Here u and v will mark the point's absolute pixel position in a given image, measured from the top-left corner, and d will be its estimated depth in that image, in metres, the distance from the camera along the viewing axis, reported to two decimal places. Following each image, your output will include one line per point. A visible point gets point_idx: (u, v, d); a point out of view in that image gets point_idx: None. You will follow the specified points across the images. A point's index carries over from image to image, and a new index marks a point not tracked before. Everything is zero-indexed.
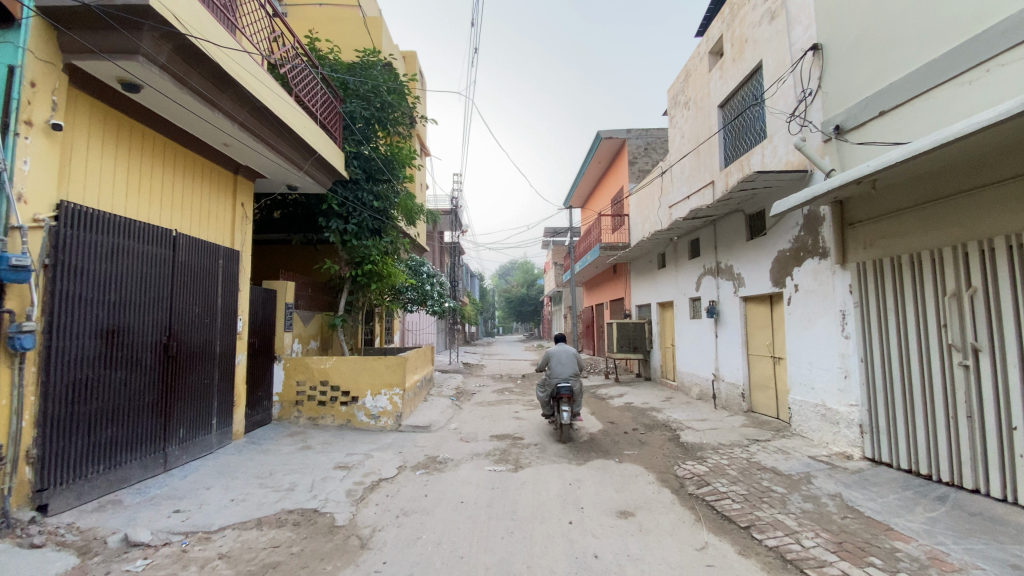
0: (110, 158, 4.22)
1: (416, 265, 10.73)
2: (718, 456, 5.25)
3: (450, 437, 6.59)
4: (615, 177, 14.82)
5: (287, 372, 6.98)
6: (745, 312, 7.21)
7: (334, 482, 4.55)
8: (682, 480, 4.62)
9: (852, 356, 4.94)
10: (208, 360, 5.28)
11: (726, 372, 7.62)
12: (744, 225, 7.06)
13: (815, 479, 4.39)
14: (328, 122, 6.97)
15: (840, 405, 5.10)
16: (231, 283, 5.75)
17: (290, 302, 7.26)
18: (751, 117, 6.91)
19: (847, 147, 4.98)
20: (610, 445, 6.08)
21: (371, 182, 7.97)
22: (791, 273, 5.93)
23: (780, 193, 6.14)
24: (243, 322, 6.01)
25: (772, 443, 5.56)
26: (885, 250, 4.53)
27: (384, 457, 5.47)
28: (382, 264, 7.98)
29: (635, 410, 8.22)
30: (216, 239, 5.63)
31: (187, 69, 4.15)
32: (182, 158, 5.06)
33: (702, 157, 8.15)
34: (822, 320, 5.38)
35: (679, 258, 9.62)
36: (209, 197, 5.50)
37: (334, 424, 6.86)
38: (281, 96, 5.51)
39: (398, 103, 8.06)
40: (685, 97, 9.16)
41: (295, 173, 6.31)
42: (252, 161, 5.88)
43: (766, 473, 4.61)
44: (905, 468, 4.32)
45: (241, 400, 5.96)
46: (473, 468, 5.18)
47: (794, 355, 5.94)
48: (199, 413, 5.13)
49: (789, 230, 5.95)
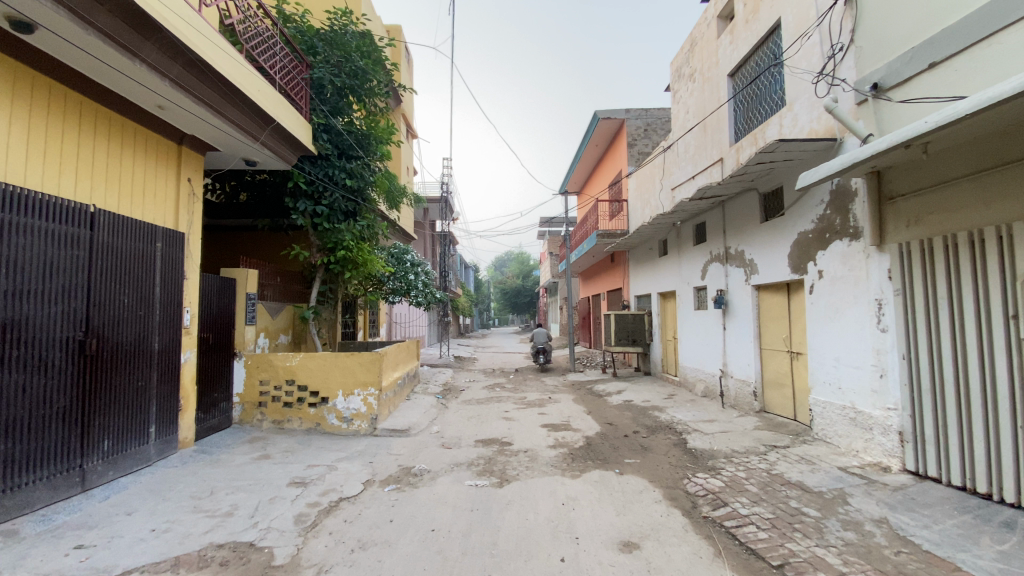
0: (1, 116, 3.44)
1: (399, 253, 9.79)
2: (733, 466, 4.57)
3: (430, 443, 5.88)
4: (613, 161, 14.07)
5: (249, 370, 6.27)
6: (757, 303, 6.52)
7: (283, 505, 3.83)
8: (694, 498, 3.93)
9: (890, 353, 4.25)
10: (143, 359, 4.55)
11: (735, 367, 6.96)
12: (758, 205, 6.34)
13: (851, 499, 3.70)
14: (291, 88, 6.16)
15: (874, 409, 4.42)
16: (174, 270, 5.01)
17: (252, 291, 6.51)
18: (767, 83, 6.17)
19: (887, 108, 4.26)
20: (609, 451, 5.39)
21: (343, 159, 7.19)
22: (814, 258, 5.23)
23: (801, 166, 5.41)
24: (191, 315, 5.27)
25: (793, 450, 4.88)
26: (937, 228, 3.82)
27: (349, 469, 4.74)
28: (357, 250, 7.21)
29: (635, 409, 7.55)
30: (155, 219, 4.88)
31: (92, 6, 3.37)
32: (105, 122, 4.29)
33: (709, 133, 7.41)
34: (852, 311, 4.69)
35: (682, 244, 8.92)
36: (145, 170, 4.74)
37: (301, 428, 6.16)
38: (224, 51, 4.72)
39: (374, 70, 7.19)
40: (690, 69, 8.40)
41: (251, 145, 5.54)
42: (197, 130, 5.10)
43: (792, 490, 3.92)
44: (958, 485, 3.65)
45: (189, 402, 5.24)
46: (452, 482, 4.48)
47: (815, 350, 5.26)
48: (131, 422, 4.40)
49: (812, 208, 5.24)
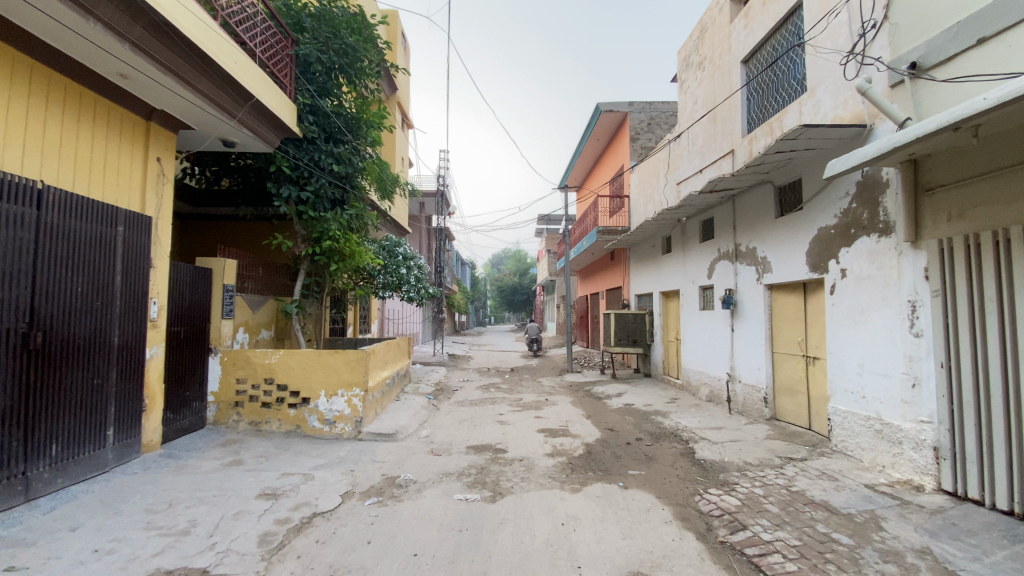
0: None
1: (391, 246, 9.30)
2: (748, 481, 4.17)
3: (418, 449, 5.47)
4: (615, 156, 13.69)
5: (225, 367, 5.84)
6: (769, 304, 6.13)
7: (248, 521, 3.41)
8: (708, 519, 3.53)
9: (925, 360, 3.86)
10: (99, 355, 4.11)
11: (743, 372, 6.58)
12: (773, 199, 5.94)
13: (885, 523, 3.32)
14: (274, 64, 5.70)
15: (904, 421, 4.04)
16: (139, 257, 4.57)
17: (230, 283, 6.07)
18: (784, 69, 5.77)
19: (929, 89, 3.85)
20: (611, 461, 4.98)
21: (331, 143, 6.75)
22: (836, 255, 4.85)
23: (823, 156, 5.02)
24: (159, 307, 4.83)
25: (812, 463, 4.49)
26: (984, 222, 3.43)
27: (327, 479, 4.32)
28: (344, 241, 6.75)
29: (636, 414, 7.15)
30: (119, 200, 4.44)
31: None
32: (59, 90, 3.85)
33: (720, 124, 7.01)
34: (880, 314, 4.30)
35: (688, 240, 8.53)
36: (107, 146, 4.30)
37: (280, 430, 5.74)
38: (195, 13, 4.26)
39: (366, 48, 6.74)
40: (699, 57, 7.99)
41: (228, 122, 5.11)
42: (168, 104, 4.66)
43: (817, 511, 3.53)
44: (1003, 510, 3.26)
45: (156, 402, 4.81)
46: (439, 495, 4.07)
47: (835, 355, 4.87)
48: (85, 423, 3.97)
49: (835, 201, 4.85)
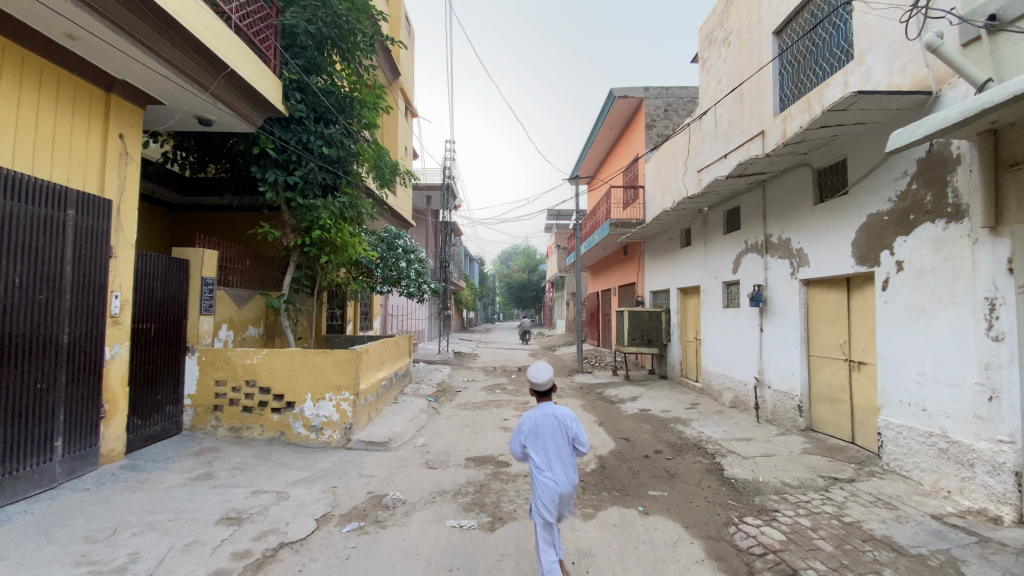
0: None
1: (391, 239, 8.72)
2: (791, 508, 3.58)
3: (412, 461, 4.92)
4: (628, 145, 13.04)
5: (203, 368, 5.34)
6: (805, 301, 5.51)
7: (199, 555, 2.88)
8: (748, 559, 2.94)
9: (1006, 368, 3.24)
10: (44, 356, 3.61)
11: (773, 376, 5.96)
12: (811, 184, 5.32)
13: (968, 569, 2.70)
14: (255, 35, 5.16)
15: (977, 439, 3.41)
16: (96, 244, 4.07)
17: (211, 275, 5.55)
18: (824, 37, 5.13)
19: (1012, 44, 3.21)
20: (627, 479, 4.38)
21: (320, 123, 6.24)
22: (890, 244, 4.22)
23: (875, 132, 4.39)
24: (122, 301, 4.34)
25: (863, 487, 3.88)
26: None
27: (303, 499, 3.78)
28: (336, 231, 6.21)
29: (653, 421, 6.55)
30: (70, 180, 3.94)
31: None
32: None
33: (747, 103, 6.37)
34: (948, 312, 3.67)
35: (710, 232, 7.90)
36: (54, 118, 3.79)
37: (262, 437, 5.23)
38: None
39: (359, 19, 6.18)
40: (723, 32, 7.33)
41: (199, 96, 4.60)
42: (130, 72, 4.15)
43: (881, 551, 2.92)
44: None
45: (118, 406, 4.31)
46: (430, 520, 3.51)
47: (888, 360, 4.25)
48: (26, 433, 3.46)
49: (889, 184, 4.23)
